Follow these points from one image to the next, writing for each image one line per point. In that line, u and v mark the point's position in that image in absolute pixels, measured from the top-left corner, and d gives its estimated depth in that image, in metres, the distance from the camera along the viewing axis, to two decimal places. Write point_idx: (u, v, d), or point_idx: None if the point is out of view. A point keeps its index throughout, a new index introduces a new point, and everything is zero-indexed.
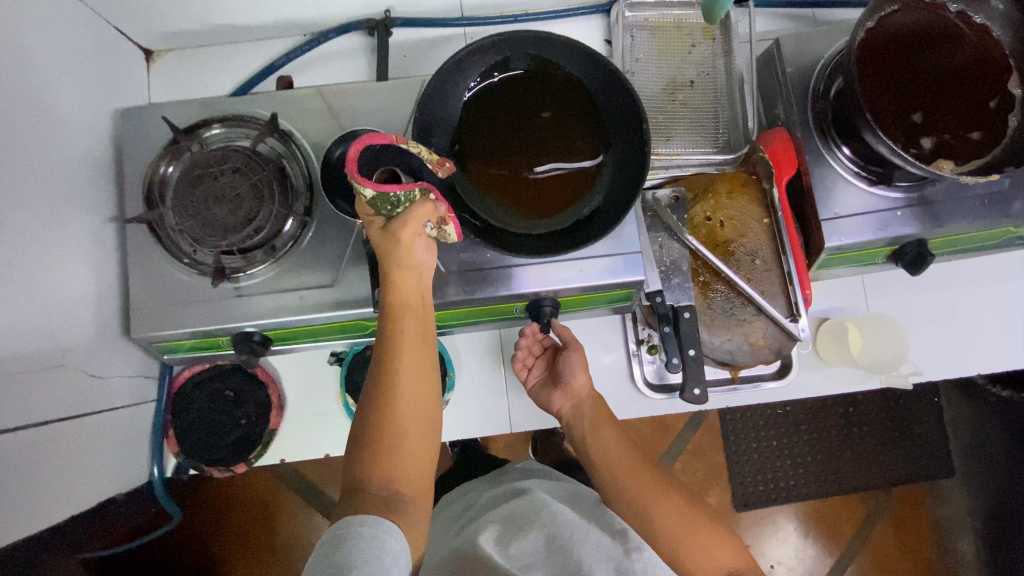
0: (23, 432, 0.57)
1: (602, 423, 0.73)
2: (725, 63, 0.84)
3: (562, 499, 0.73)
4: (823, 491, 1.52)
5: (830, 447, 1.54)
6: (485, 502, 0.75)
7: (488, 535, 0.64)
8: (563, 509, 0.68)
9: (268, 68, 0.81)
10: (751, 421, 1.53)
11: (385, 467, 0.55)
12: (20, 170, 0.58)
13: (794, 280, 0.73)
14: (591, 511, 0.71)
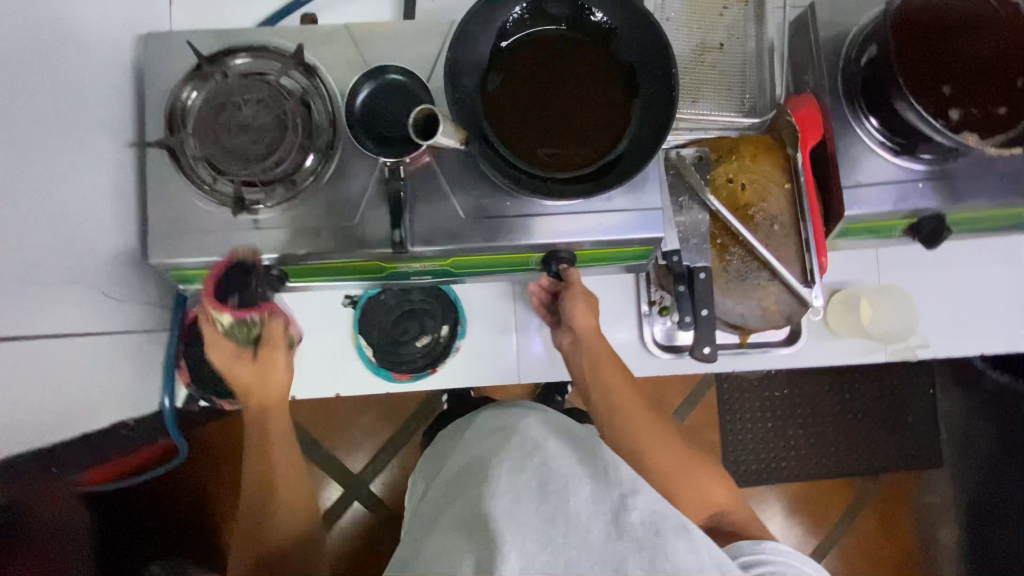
0: (38, 341, 0.57)
1: (612, 378, 0.73)
2: (757, 27, 0.83)
3: (558, 437, 0.65)
4: (813, 473, 1.54)
5: (824, 431, 1.55)
6: (479, 436, 0.72)
7: (476, 481, 0.60)
8: (553, 453, 0.60)
9: (294, 4, 0.79)
10: (747, 402, 1.55)
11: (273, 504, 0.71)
12: (45, 82, 0.58)
13: (811, 245, 0.73)
14: (586, 449, 0.63)
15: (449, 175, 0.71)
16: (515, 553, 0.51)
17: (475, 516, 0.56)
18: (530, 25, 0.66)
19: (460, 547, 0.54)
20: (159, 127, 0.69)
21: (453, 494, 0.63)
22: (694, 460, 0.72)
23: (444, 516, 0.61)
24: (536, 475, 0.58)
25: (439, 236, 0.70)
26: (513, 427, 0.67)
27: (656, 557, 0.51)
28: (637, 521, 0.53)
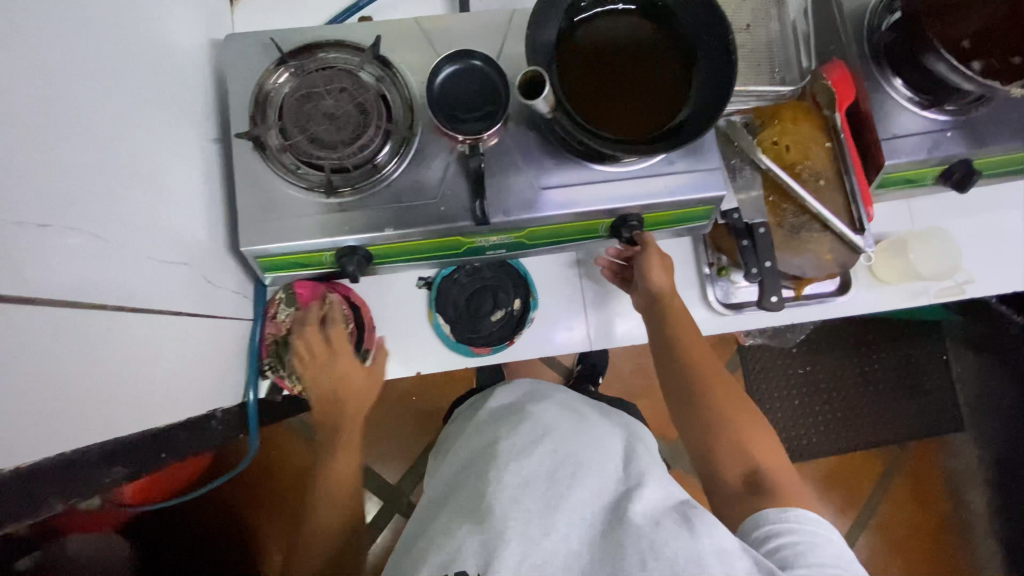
0: (158, 318, 0.58)
1: (687, 333, 0.77)
2: (778, 9, 0.90)
3: (567, 419, 0.72)
4: (842, 446, 1.51)
5: (846, 404, 1.53)
6: (489, 420, 0.77)
7: (484, 467, 0.67)
8: (563, 439, 0.68)
9: (354, 8, 0.84)
10: (770, 381, 1.52)
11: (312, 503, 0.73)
12: (148, 71, 0.60)
13: (857, 196, 0.79)
14: (596, 435, 0.70)
15: (521, 150, 0.75)
16: (519, 536, 0.58)
17: (484, 503, 0.62)
18: (593, 7, 0.72)
19: (467, 529, 0.61)
20: (243, 121, 0.72)
21: (460, 480, 0.70)
22: (732, 409, 0.72)
23: (453, 496, 0.68)
24: (547, 463, 0.65)
25: (515, 208, 0.74)
26: (524, 411, 0.74)
27: (654, 541, 0.56)
28: (636, 516, 0.59)
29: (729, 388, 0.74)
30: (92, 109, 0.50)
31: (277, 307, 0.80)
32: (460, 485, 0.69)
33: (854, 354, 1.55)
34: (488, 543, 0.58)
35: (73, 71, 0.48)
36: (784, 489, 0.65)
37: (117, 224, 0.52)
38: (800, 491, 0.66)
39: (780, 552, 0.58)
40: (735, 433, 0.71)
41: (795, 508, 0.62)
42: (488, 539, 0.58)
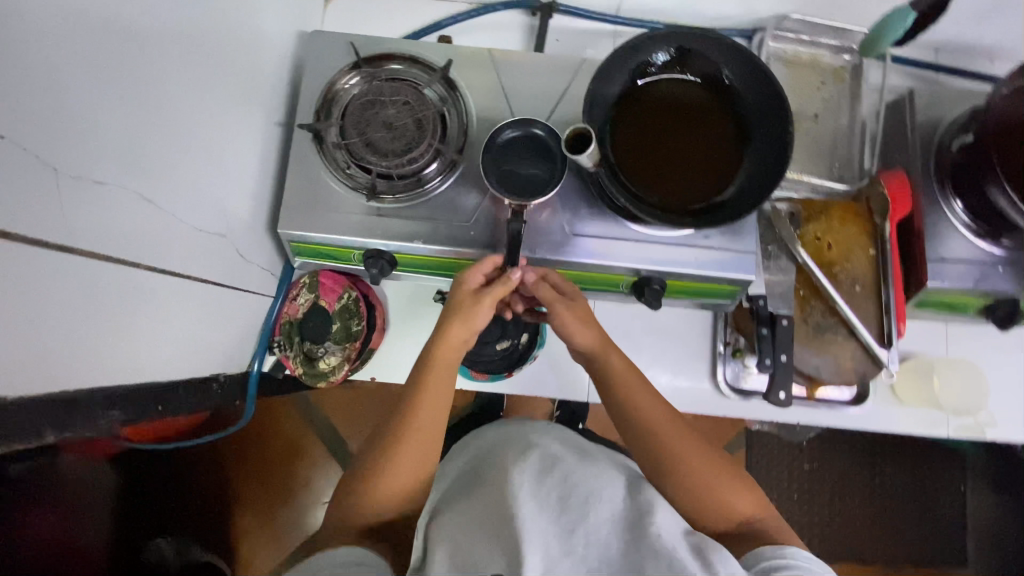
0: (184, 282, 0.62)
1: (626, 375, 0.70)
2: (850, 104, 0.89)
3: (572, 455, 0.72)
4: (832, 553, 1.44)
5: (846, 511, 1.46)
6: (497, 447, 0.76)
7: (497, 489, 0.66)
8: (571, 470, 0.68)
9: (436, 25, 0.87)
10: (776, 471, 1.46)
11: (400, 458, 0.65)
12: (227, 51, 0.64)
13: (892, 310, 0.76)
14: (600, 470, 0.69)
15: (561, 193, 0.76)
16: (539, 552, 0.55)
17: (502, 521, 0.60)
18: (660, 73, 0.73)
19: (488, 551, 0.57)
20: (309, 113, 0.77)
21: (471, 499, 0.67)
22: (700, 474, 0.65)
23: (463, 518, 0.64)
24: (558, 488, 0.65)
25: (542, 247, 0.75)
26: (531, 443, 0.74)
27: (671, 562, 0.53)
28: (654, 538, 0.57)
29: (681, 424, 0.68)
30: (166, 82, 0.54)
31: (299, 290, 0.82)
32: (470, 506, 0.66)
33: (866, 460, 1.48)
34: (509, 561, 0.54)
35: (159, 47, 0.52)
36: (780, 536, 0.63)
37: (168, 190, 0.56)
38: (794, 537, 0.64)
39: None
40: (704, 480, 0.65)
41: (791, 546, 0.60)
42: (512, 552, 0.55)
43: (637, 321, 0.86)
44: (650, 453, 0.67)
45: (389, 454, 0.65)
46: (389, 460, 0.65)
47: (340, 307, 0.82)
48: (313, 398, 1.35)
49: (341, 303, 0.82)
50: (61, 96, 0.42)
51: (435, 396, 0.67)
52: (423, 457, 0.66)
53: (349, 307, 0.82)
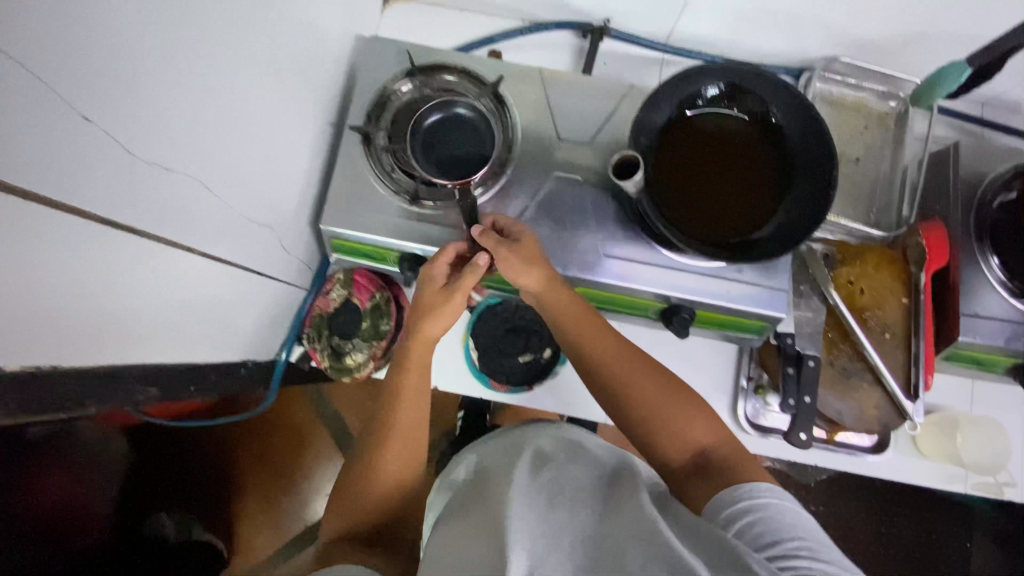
0: (232, 270, 0.63)
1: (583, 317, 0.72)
2: (893, 151, 0.90)
3: (563, 452, 0.71)
4: None
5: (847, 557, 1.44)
6: (493, 451, 0.75)
7: (490, 492, 0.65)
8: (559, 467, 0.66)
9: (488, 40, 0.90)
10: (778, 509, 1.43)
11: (391, 445, 0.71)
12: (293, 50, 0.66)
13: (920, 361, 0.76)
14: (590, 464, 0.68)
15: (598, 214, 0.77)
16: (523, 548, 0.53)
17: (491, 518, 0.59)
18: (708, 105, 0.73)
19: (476, 551, 0.55)
20: (361, 116, 0.79)
21: (466, 506, 0.66)
22: (651, 402, 0.68)
23: (458, 525, 0.62)
24: (546, 485, 0.63)
25: (576, 265, 0.76)
26: (522, 443, 0.73)
27: (652, 538, 0.50)
28: (636, 514, 0.54)
29: (638, 362, 0.71)
30: (237, 77, 0.55)
31: (333, 285, 0.84)
32: (464, 513, 0.64)
33: (875, 507, 1.45)
34: (494, 557, 0.53)
35: (236, 43, 0.53)
36: (735, 466, 0.63)
37: (228, 181, 0.57)
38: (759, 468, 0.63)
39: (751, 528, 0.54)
40: (658, 413, 0.68)
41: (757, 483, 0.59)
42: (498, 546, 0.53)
43: (661, 346, 0.85)
44: (610, 381, 0.71)
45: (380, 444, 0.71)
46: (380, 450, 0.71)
47: (373, 307, 0.84)
48: (326, 391, 1.37)
49: (374, 302, 0.84)
50: (150, 85, 0.43)
51: (414, 394, 0.73)
52: (409, 443, 0.72)
53: (382, 307, 0.84)
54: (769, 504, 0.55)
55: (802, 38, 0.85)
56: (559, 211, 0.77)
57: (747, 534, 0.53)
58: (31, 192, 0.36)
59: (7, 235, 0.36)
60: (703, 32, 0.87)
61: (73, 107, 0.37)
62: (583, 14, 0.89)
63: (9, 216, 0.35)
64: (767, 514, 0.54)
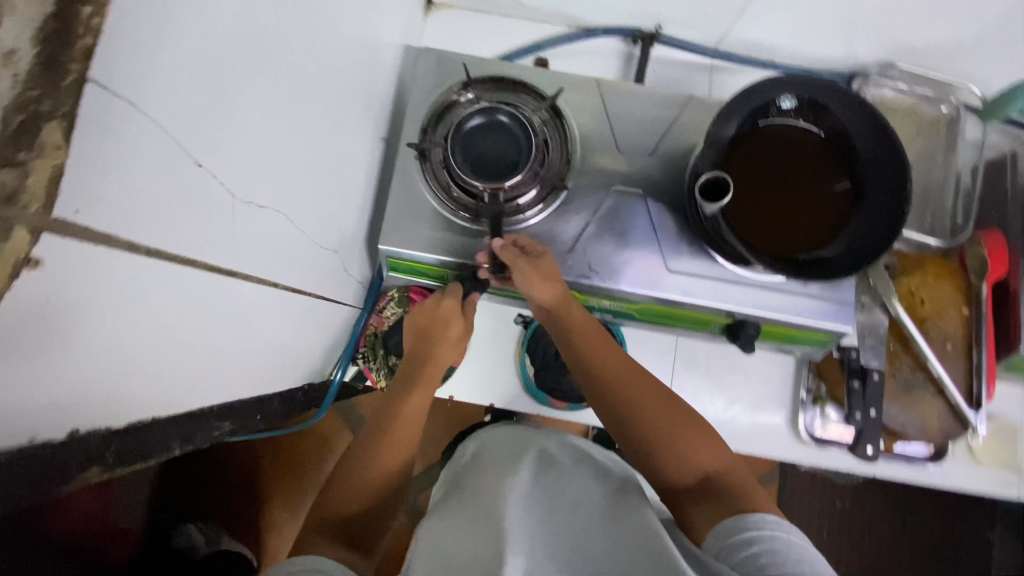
0: (304, 298, 0.61)
1: (587, 330, 0.69)
2: (945, 156, 0.88)
3: (568, 460, 0.73)
4: None
5: (878, 554, 1.34)
6: (500, 449, 0.77)
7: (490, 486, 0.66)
8: (564, 473, 0.69)
9: (535, 48, 0.87)
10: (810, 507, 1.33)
11: (389, 435, 0.70)
12: (352, 66, 0.63)
13: (983, 372, 0.77)
14: (595, 473, 0.71)
15: (660, 228, 0.76)
16: (521, 545, 0.55)
17: (490, 508, 0.61)
18: (779, 116, 0.72)
19: (470, 539, 0.57)
20: (414, 131, 0.76)
21: (462, 495, 0.68)
22: (654, 420, 0.63)
23: (455, 507, 0.65)
24: (549, 491, 0.66)
25: (639, 281, 0.74)
26: (531, 445, 0.76)
27: (650, 543, 0.53)
28: (639, 523, 0.57)
29: (644, 380, 0.67)
30: (307, 100, 0.53)
31: (387, 303, 0.83)
32: (461, 502, 0.67)
33: (898, 502, 1.35)
34: (488, 539, 0.55)
35: (305, 64, 0.51)
36: (740, 493, 0.57)
37: (302, 210, 0.55)
38: (763, 497, 0.58)
39: (756, 560, 0.49)
40: (660, 435, 0.63)
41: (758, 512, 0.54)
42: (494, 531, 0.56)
43: (720, 359, 0.86)
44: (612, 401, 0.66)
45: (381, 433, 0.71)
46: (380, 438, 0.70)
47: None
48: None
49: None
50: (237, 118, 0.41)
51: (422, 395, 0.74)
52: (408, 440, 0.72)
53: None
54: (776, 537, 0.51)
55: (858, 44, 0.84)
56: (621, 226, 0.76)
57: (749, 567, 0.49)
58: (155, 248, 0.34)
59: (128, 293, 0.33)
60: (757, 37, 0.85)
61: (188, 153, 0.35)
62: (633, 20, 0.86)
63: (131, 274, 0.33)
64: (771, 549, 0.50)
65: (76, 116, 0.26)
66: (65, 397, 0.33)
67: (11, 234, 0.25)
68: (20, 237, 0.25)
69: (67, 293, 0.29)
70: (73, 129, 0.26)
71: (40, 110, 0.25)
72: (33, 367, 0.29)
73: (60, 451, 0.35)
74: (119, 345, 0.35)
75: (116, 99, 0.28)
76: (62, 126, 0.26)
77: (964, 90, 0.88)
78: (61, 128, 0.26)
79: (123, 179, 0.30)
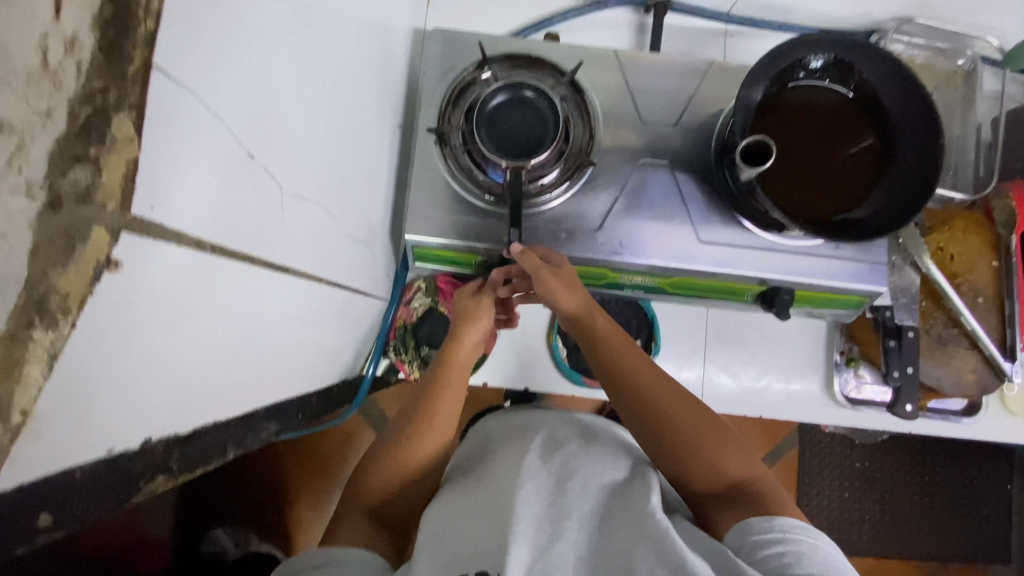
0: (341, 293, 0.60)
1: (612, 335, 0.69)
2: (965, 110, 0.87)
3: (578, 434, 0.68)
4: (883, 552, 1.34)
5: (900, 512, 1.36)
6: (507, 426, 0.74)
7: (494, 469, 0.63)
8: (573, 454, 0.64)
9: (546, 23, 0.85)
10: (833, 469, 1.34)
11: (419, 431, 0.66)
12: (370, 49, 0.61)
13: (1015, 322, 0.78)
14: (606, 449, 0.66)
15: (689, 200, 0.75)
16: (527, 540, 0.53)
17: (495, 508, 0.57)
18: (806, 79, 0.71)
19: (475, 531, 0.55)
20: (432, 115, 0.74)
21: (464, 478, 0.66)
22: (683, 429, 0.61)
23: (458, 497, 0.61)
24: (557, 470, 0.62)
25: (670, 254, 0.73)
26: (535, 427, 0.70)
27: (664, 551, 0.50)
28: (653, 525, 0.53)
29: (672, 388, 0.65)
30: (336, 87, 0.51)
31: (414, 294, 0.84)
32: (466, 482, 0.64)
33: (918, 458, 1.37)
34: (492, 550, 0.52)
35: (332, 49, 0.49)
36: (769, 500, 0.56)
37: (337, 201, 0.54)
38: (787, 502, 0.57)
39: (779, 560, 0.49)
40: (688, 444, 0.61)
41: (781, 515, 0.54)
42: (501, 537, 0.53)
43: (752, 329, 0.87)
44: (639, 411, 0.64)
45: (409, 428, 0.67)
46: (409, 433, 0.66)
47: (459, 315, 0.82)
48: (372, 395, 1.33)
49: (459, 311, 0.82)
50: (280, 108, 0.39)
51: (450, 396, 0.69)
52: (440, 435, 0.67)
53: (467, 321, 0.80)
54: (801, 540, 0.50)
55: (874, 0, 0.82)
56: (650, 200, 0.74)
57: (770, 565, 0.49)
58: (219, 246, 0.33)
59: (193, 294, 0.32)
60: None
61: (241, 144, 0.34)
62: None
63: (197, 274, 0.32)
64: (793, 552, 0.50)
65: (143, 106, 0.25)
66: (139, 404, 0.32)
67: (91, 234, 0.24)
68: (100, 236, 0.24)
69: (141, 296, 0.28)
70: (142, 120, 0.25)
71: (108, 101, 0.24)
72: (110, 373, 0.28)
73: (130, 459, 0.34)
74: (187, 347, 0.34)
75: (180, 88, 0.27)
76: (131, 118, 0.25)
77: (981, 43, 0.86)
78: (130, 120, 0.25)
79: (190, 174, 0.29)
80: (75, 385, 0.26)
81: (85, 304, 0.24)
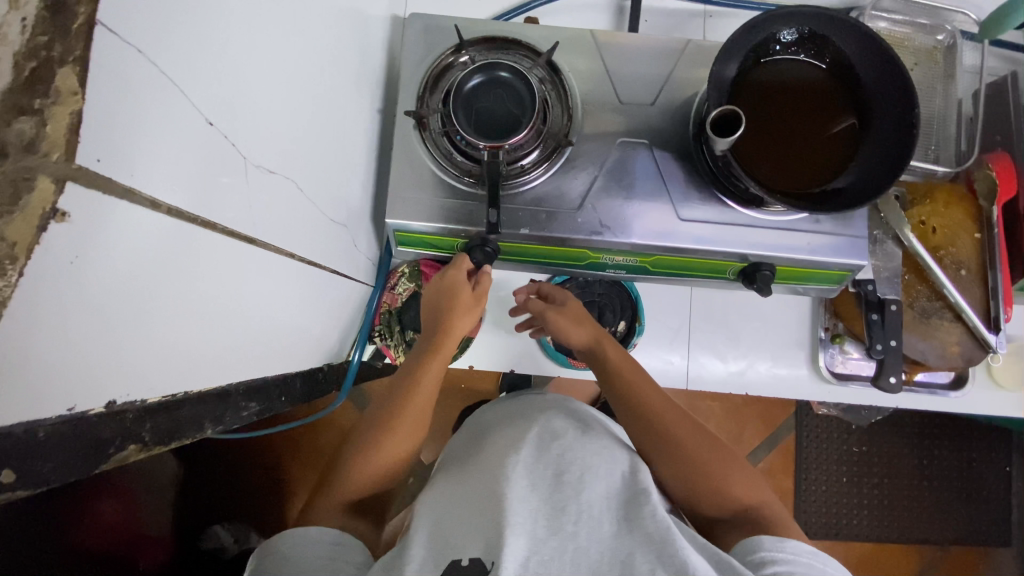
0: (319, 274, 0.61)
1: (623, 363, 0.69)
2: (946, 85, 0.86)
3: (574, 427, 0.66)
4: (881, 536, 1.33)
5: (898, 495, 1.35)
6: (502, 418, 0.72)
7: (489, 464, 0.61)
8: (570, 446, 0.62)
9: (524, 7, 0.85)
10: (829, 453, 1.33)
11: (398, 423, 0.65)
12: (344, 32, 0.62)
13: (999, 294, 0.78)
14: (604, 441, 0.64)
15: (669, 178, 0.75)
16: (525, 534, 0.51)
17: (488, 501, 0.55)
18: (781, 53, 0.71)
19: (469, 529, 0.53)
20: (410, 99, 0.74)
21: (458, 473, 0.64)
22: (693, 453, 0.61)
23: (452, 496, 0.59)
24: (554, 464, 0.60)
25: (650, 232, 0.74)
26: (530, 419, 0.68)
27: (663, 550, 0.49)
28: (651, 522, 0.52)
29: (681, 414, 0.65)
30: (306, 65, 0.52)
31: (398, 279, 0.84)
32: (460, 478, 0.62)
33: (915, 440, 1.36)
34: (486, 547, 0.50)
35: (300, 26, 0.50)
36: (777, 524, 0.56)
37: (311, 180, 0.54)
38: (794, 527, 0.57)
39: None
40: (698, 470, 0.60)
41: (791, 537, 0.53)
42: (496, 531, 0.50)
43: (736, 308, 0.87)
44: (649, 436, 0.63)
45: (388, 420, 0.65)
46: (388, 425, 0.65)
47: None
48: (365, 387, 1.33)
49: None
50: (243, 78, 0.40)
51: (430, 383, 0.68)
52: (419, 425, 0.66)
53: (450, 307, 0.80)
54: (811, 565, 0.50)
55: None
56: (628, 178, 0.75)
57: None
58: (177, 211, 0.34)
59: (153, 257, 0.33)
60: None
61: (199, 110, 0.35)
62: None
63: (156, 238, 0.33)
64: (801, 573, 0.49)
65: (89, 61, 0.26)
66: (100, 365, 0.32)
67: (36, 183, 0.24)
68: (45, 186, 0.25)
69: (93, 252, 0.28)
70: (87, 75, 0.26)
71: (52, 55, 0.24)
72: (65, 329, 0.29)
73: (97, 423, 0.34)
74: (150, 311, 0.34)
75: (127, 46, 0.28)
76: (76, 71, 0.25)
77: (958, 16, 0.86)
78: (75, 74, 0.25)
79: (142, 134, 0.30)
80: (28, 337, 0.26)
81: (34, 255, 0.25)
